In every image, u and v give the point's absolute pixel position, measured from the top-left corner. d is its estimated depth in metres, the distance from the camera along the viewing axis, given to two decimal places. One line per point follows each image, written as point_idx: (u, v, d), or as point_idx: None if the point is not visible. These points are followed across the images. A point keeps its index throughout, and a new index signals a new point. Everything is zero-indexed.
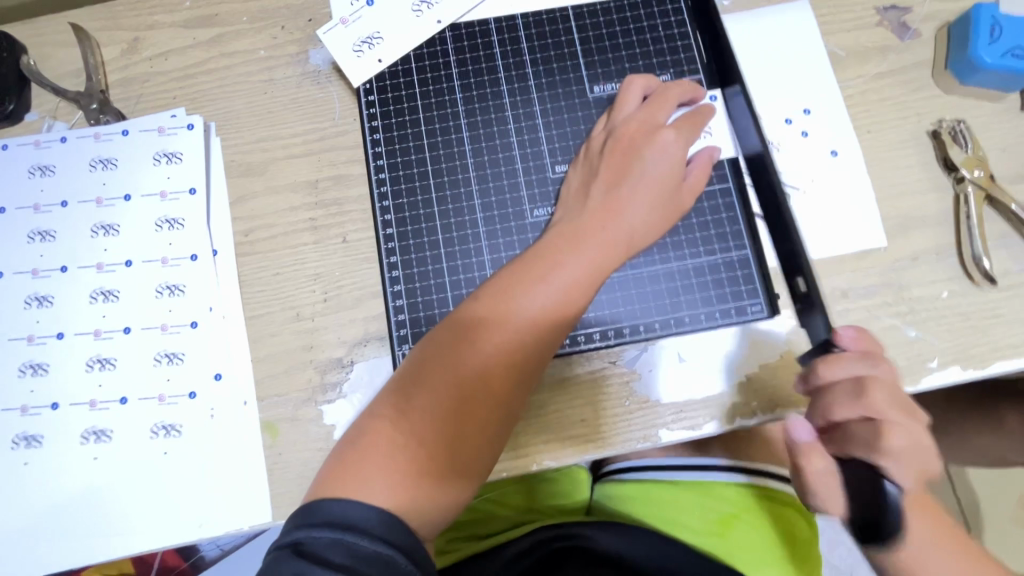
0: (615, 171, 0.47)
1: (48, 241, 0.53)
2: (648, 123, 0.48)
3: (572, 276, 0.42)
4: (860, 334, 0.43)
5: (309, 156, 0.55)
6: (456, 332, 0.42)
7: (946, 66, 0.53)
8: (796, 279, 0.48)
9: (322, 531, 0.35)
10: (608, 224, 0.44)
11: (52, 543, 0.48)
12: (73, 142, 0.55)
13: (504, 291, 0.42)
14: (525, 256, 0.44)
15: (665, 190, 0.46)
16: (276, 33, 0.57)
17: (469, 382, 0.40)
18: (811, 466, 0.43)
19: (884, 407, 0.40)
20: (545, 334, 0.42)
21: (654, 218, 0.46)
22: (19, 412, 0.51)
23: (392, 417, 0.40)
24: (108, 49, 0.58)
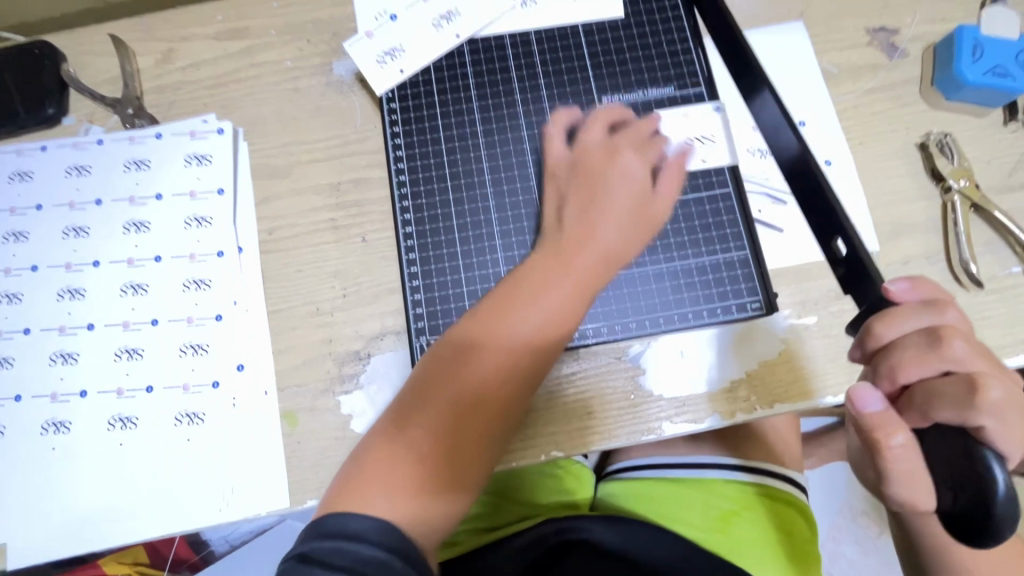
0: (585, 195, 0.50)
1: (82, 237, 0.56)
2: (611, 148, 0.52)
3: (557, 293, 0.46)
4: (917, 282, 0.38)
5: (331, 160, 0.58)
6: (442, 353, 0.44)
7: (933, 83, 0.56)
8: (835, 242, 0.44)
9: (327, 540, 0.37)
10: (587, 247, 0.48)
11: (78, 526, 0.50)
12: (109, 144, 0.58)
13: (494, 311, 0.45)
14: (506, 282, 0.47)
15: (641, 209, 0.51)
16: (302, 46, 0.61)
17: (463, 394, 0.43)
18: (888, 442, 0.34)
19: (967, 355, 0.35)
20: (540, 345, 0.45)
21: (627, 236, 0.50)
22: (49, 399, 0.53)
23: (387, 436, 0.42)
24: (143, 59, 0.61)
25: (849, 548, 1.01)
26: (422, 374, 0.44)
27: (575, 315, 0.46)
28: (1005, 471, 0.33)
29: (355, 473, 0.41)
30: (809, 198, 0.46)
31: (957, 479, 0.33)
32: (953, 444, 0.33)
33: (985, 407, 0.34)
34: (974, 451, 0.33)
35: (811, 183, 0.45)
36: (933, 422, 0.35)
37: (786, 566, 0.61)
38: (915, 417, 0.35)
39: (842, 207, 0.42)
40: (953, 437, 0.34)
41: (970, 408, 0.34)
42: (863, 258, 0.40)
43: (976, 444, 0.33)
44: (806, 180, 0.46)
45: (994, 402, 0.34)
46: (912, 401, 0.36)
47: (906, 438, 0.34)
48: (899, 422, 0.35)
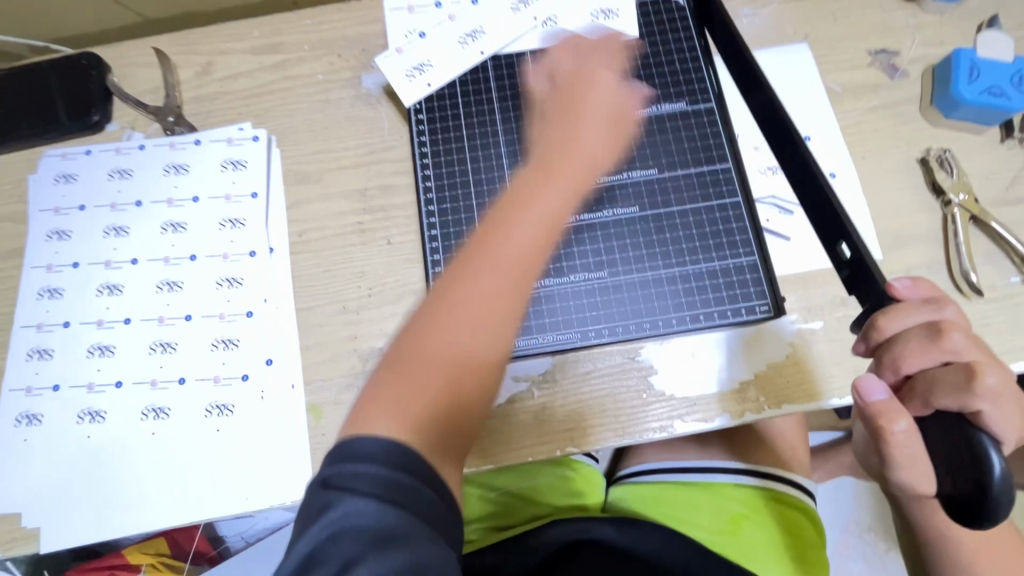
0: (566, 104, 0.53)
1: (121, 236, 0.59)
2: (588, 69, 0.56)
3: (547, 206, 0.47)
4: (917, 281, 0.40)
5: (359, 167, 0.61)
6: (451, 276, 0.45)
7: (932, 101, 0.59)
8: (839, 245, 0.46)
9: (347, 465, 0.37)
10: (574, 159, 0.50)
11: (111, 512, 0.52)
12: (150, 149, 0.62)
13: (487, 238, 0.46)
14: (500, 206, 0.48)
15: (613, 120, 0.54)
16: (333, 60, 0.64)
17: (470, 316, 0.44)
18: (892, 428, 0.36)
19: (965, 346, 0.37)
20: (528, 258, 0.46)
21: (607, 143, 0.53)
22: (86, 389, 0.55)
23: (403, 361, 0.43)
24: (183, 71, 0.65)
25: (857, 563, 1.01)
26: (435, 298, 0.45)
27: (559, 221, 0.47)
28: (1002, 458, 0.34)
29: (373, 400, 0.42)
30: (815, 206, 0.48)
31: (957, 462, 0.35)
32: (953, 431, 0.36)
33: (982, 394, 0.36)
34: (972, 435, 0.35)
35: (818, 191, 0.47)
36: (933, 409, 0.37)
37: (792, 568, 0.63)
38: (918, 404, 0.38)
39: (845, 213, 0.44)
40: (952, 424, 0.36)
41: (968, 394, 0.36)
42: (866, 255, 0.42)
43: (974, 429, 0.35)
44: (810, 185, 0.48)
45: (988, 387, 0.36)
46: (914, 389, 0.38)
47: (908, 424, 0.36)
48: (903, 411, 0.37)
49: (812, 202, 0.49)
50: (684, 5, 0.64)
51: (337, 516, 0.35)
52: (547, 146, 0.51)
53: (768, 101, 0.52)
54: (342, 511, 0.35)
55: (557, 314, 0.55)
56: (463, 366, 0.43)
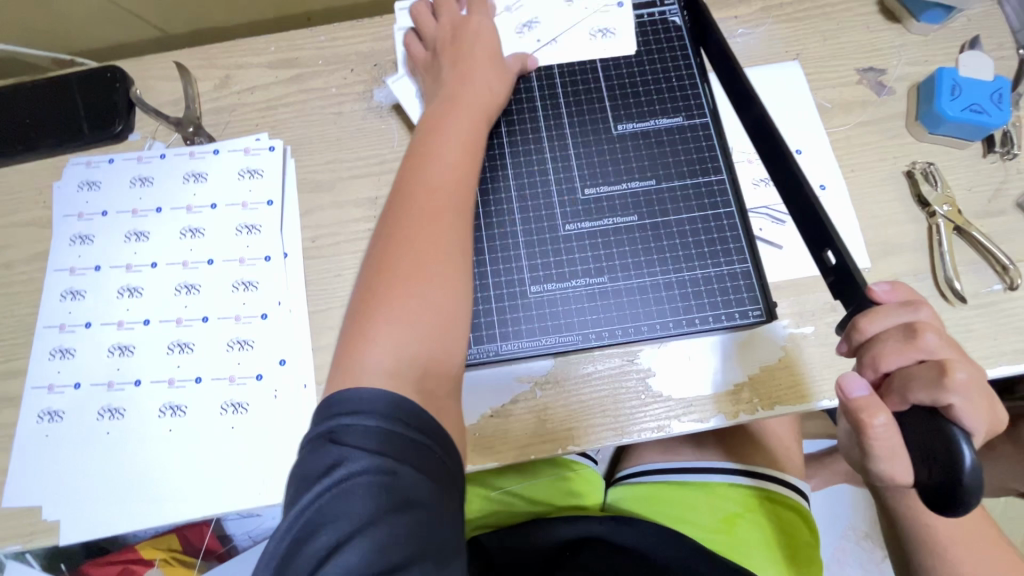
0: (454, 58, 0.60)
1: (142, 240, 0.62)
2: (459, 21, 0.63)
3: (454, 133, 0.54)
4: (895, 285, 0.42)
5: (370, 177, 0.64)
6: (388, 218, 0.50)
7: (917, 118, 0.62)
8: (825, 252, 0.49)
9: (350, 420, 0.39)
10: (467, 95, 0.57)
11: (130, 506, 0.54)
12: (171, 158, 0.64)
13: (405, 178, 0.51)
14: (410, 152, 0.54)
15: (500, 57, 0.61)
16: (346, 75, 0.67)
17: (414, 234, 0.48)
18: (872, 422, 0.38)
19: (938, 344, 0.39)
20: (454, 172, 0.52)
21: (498, 79, 0.60)
22: (106, 387, 0.58)
23: (365, 294, 0.47)
24: (203, 84, 0.68)
25: (854, 570, 1.02)
26: (378, 236, 0.49)
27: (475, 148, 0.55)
28: (971, 449, 0.36)
29: (351, 339, 0.45)
30: (803, 216, 0.51)
31: (932, 453, 0.37)
32: (930, 427, 0.38)
33: (956, 391, 0.38)
34: (944, 427, 0.37)
35: (805, 203, 0.50)
36: (909, 404, 0.39)
37: (786, 567, 0.64)
38: (896, 400, 0.40)
39: (831, 222, 0.46)
40: (927, 419, 0.38)
41: (943, 391, 0.38)
42: (848, 263, 0.45)
43: (947, 422, 0.37)
44: (797, 194, 0.51)
45: (961, 383, 0.38)
46: (891, 385, 0.40)
47: (887, 418, 0.38)
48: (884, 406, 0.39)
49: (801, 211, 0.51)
50: (680, 24, 0.67)
51: (347, 473, 0.37)
52: (448, 91, 0.58)
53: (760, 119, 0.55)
54: (351, 469, 0.37)
55: (558, 318, 0.57)
56: (421, 273, 0.47)
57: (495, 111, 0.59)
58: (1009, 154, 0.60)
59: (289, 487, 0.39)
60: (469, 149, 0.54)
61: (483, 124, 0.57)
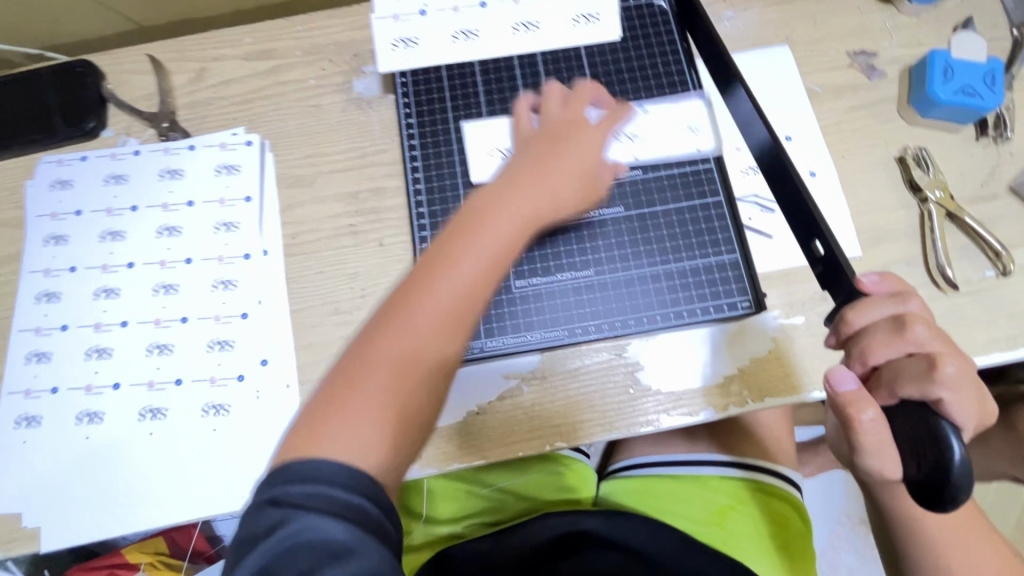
0: (546, 146, 0.52)
1: (118, 240, 0.60)
2: (575, 117, 0.54)
3: (506, 225, 0.46)
4: (884, 277, 0.43)
5: (351, 171, 0.62)
6: (407, 289, 0.43)
7: (909, 101, 0.61)
8: (814, 242, 0.47)
9: (294, 487, 0.36)
10: (540, 185, 0.49)
11: (111, 509, 0.53)
12: (145, 155, 0.63)
13: (438, 249, 0.45)
14: (458, 220, 0.47)
15: (594, 168, 0.53)
16: (325, 66, 0.65)
17: (420, 328, 0.42)
18: (861, 418, 0.38)
19: (927, 336, 0.38)
20: (490, 267, 0.44)
21: (580, 189, 0.51)
22: (84, 391, 0.56)
23: (351, 361, 0.41)
24: (177, 77, 0.66)
25: (848, 556, 1.03)
26: (388, 305, 0.43)
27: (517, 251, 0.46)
28: (962, 444, 0.36)
29: (319, 405, 0.40)
30: (792, 206, 0.50)
31: (922, 448, 0.37)
32: (919, 421, 0.37)
33: (944, 383, 0.37)
34: (932, 421, 0.37)
35: (794, 193, 0.48)
36: (898, 398, 0.39)
37: (778, 558, 0.64)
38: (885, 395, 0.39)
39: (819, 212, 0.45)
40: (916, 414, 0.38)
41: (931, 384, 0.37)
42: (836, 253, 0.43)
43: (937, 416, 0.37)
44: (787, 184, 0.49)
45: (951, 377, 0.37)
46: (880, 379, 0.39)
47: (876, 413, 0.38)
48: (870, 401, 0.38)
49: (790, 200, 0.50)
50: (667, 9, 0.66)
51: (291, 533, 0.35)
52: (518, 171, 0.50)
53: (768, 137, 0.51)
54: (295, 529, 0.35)
55: (544, 313, 0.56)
56: (409, 368, 0.41)
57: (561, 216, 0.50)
58: (1002, 138, 0.59)
59: (233, 548, 0.37)
60: (510, 252, 0.46)
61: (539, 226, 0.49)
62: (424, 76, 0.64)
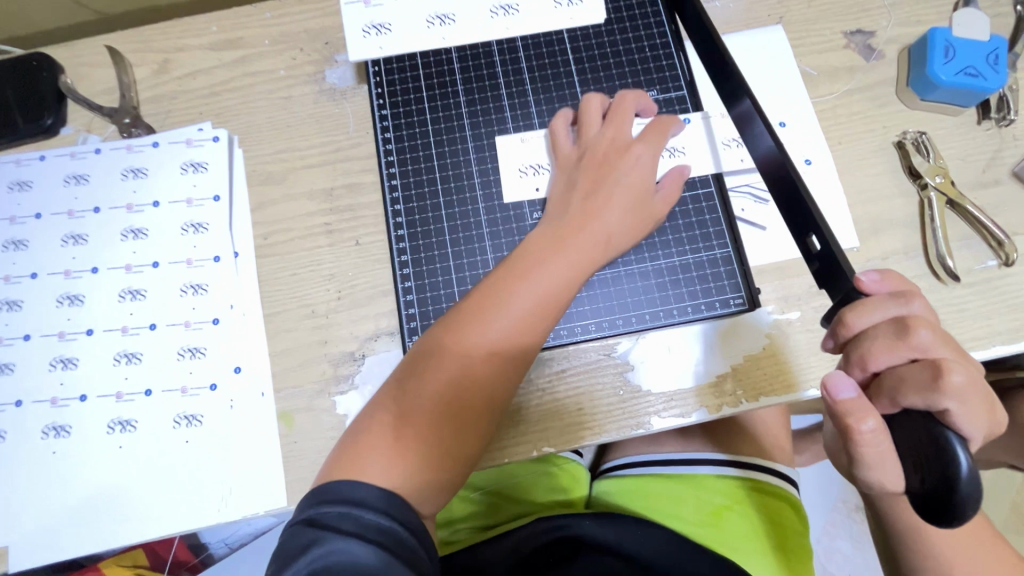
0: (592, 181, 0.51)
1: (80, 244, 0.57)
2: (626, 145, 0.53)
3: (549, 276, 0.47)
4: (886, 275, 0.42)
5: (324, 166, 0.59)
6: (452, 328, 0.46)
7: (908, 83, 0.58)
8: (810, 237, 0.45)
9: (331, 508, 0.39)
10: (587, 231, 0.49)
11: (81, 527, 0.51)
12: (106, 153, 0.59)
13: (486, 289, 0.47)
14: (508, 260, 0.49)
15: (642, 205, 0.52)
16: (295, 55, 0.62)
17: (462, 369, 0.45)
18: (860, 428, 0.36)
19: (931, 342, 0.36)
20: (536, 314, 0.46)
21: (627, 225, 0.51)
22: (49, 404, 0.54)
23: (402, 391, 0.45)
24: (139, 70, 0.62)
25: (846, 543, 1.02)
26: (433, 342, 0.46)
27: (560, 299, 0.47)
28: (968, 457, 0.34)
29: (371, 423, 0.44)
30: (784, 197, 0.48)
31: (925, 460, 0.35)
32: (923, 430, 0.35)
33: (951, 391, 0.35)
34: (937, 432, 0.35)
35: (787, 184, 0.46)
36: (901, 407, 0.37)
37: (776, 559, 0.63)
38: (886, 402, 0.37)
39: (815, 206, 0.43)
40: (919, 425, 0.36)
41: (936, 392, 0.35)
42: (833, 249, 0.41)
43: (942, 427, 0.35)
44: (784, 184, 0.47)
45: (958, 387, 0.35)
46: (881, 387, 0.37)
47: (877, 424, 0.36)
48: (871, 409, 0.36)
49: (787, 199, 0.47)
50: None
51: (323, 553, 0.36)
52: (562, 213, 0.51)
53: (774, 149, 0.47)
54: (327, 549, 0.36)
55: None
56: (451, 404, 0.44)
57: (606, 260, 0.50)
58: (1005, 120, 0.57)
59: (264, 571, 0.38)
60: (552, 301, 0.47)
61: (585, 273, 0.49)
62: (399, 64, 0.61)
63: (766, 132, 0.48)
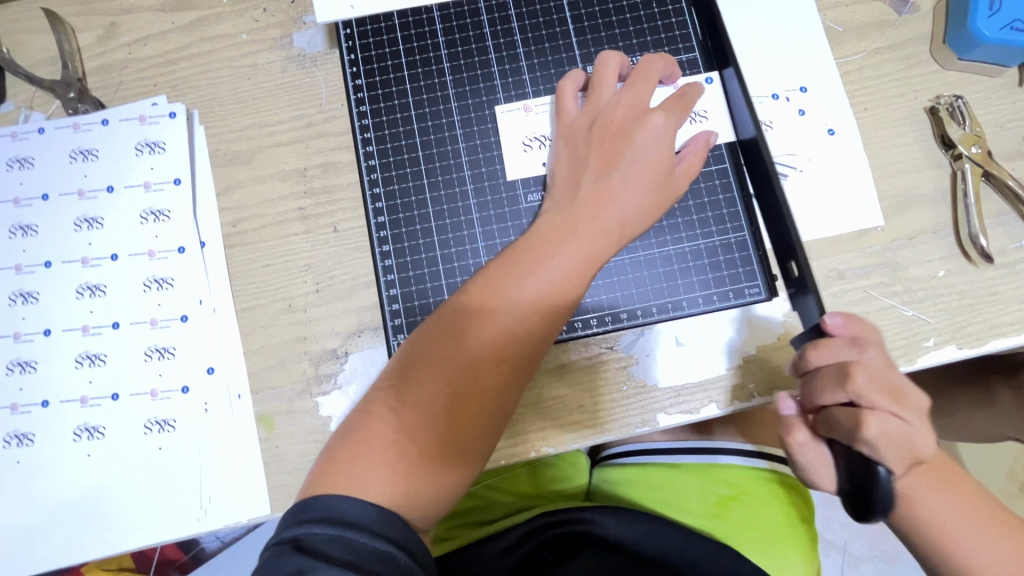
0: (605, 155, 0.45)
1: (29, 236, 0.52)
2: (644, 111, 0.47)
3: (559, 266, 0.42)
4: (848, 318, 0.41)
5: (295, 144, 0.53)
6: (451, 323, 0.42)
7: (944, 40, 0.52)
8: (790, 263, 0.47)
9: (321, 528, 0.36)
10: (601, 216, 0.44)
11: (52, 541, 0.48)
12: (52, 132, 0.53)
13: (488, 283, 0.42)
14: (514, 248, 0.44)
15: (662, 181, 0.46)
16: (258, 16, 0.55)
17: (464, 369, 0.41)
18: (789, 437, 0.43)
19: (865, 390, 0.38)
20: (545, 311, 0.42)
21: (646, 205, 0.45)
22: (9, 410, 0.50)
23: (396, 393, 0.41)
24: (83, 36, 0.55)
25: (843, 511, 0.93)
26: (430, 338, 0.42)
27: (571, 290, 0.43)
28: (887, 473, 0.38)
29: (361, 429, 0.40)
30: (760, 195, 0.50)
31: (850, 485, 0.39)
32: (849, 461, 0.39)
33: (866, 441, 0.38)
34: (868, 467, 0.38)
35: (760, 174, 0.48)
36: (836, 442, 0.40)
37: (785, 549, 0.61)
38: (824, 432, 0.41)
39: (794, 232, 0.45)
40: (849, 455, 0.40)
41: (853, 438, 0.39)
42: (807, 279, 0.44)
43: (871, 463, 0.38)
44: (767, 195, 0.48)
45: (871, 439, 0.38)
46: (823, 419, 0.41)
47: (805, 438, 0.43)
48: (802, 427, 0.43)
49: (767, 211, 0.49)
50: None
51: None
52: (571, 193, 0.45)
53: (752, 130, 0.48)
54: None
55: None
56: (451, 408, 0.40)
57: (622, 245, 0.45)
58: None
59: None
60: (561, 292, 0.42)
61: (599, 261, 0.44)
62: (373, 26, 0.54)
63: (749, 113, 0.48)
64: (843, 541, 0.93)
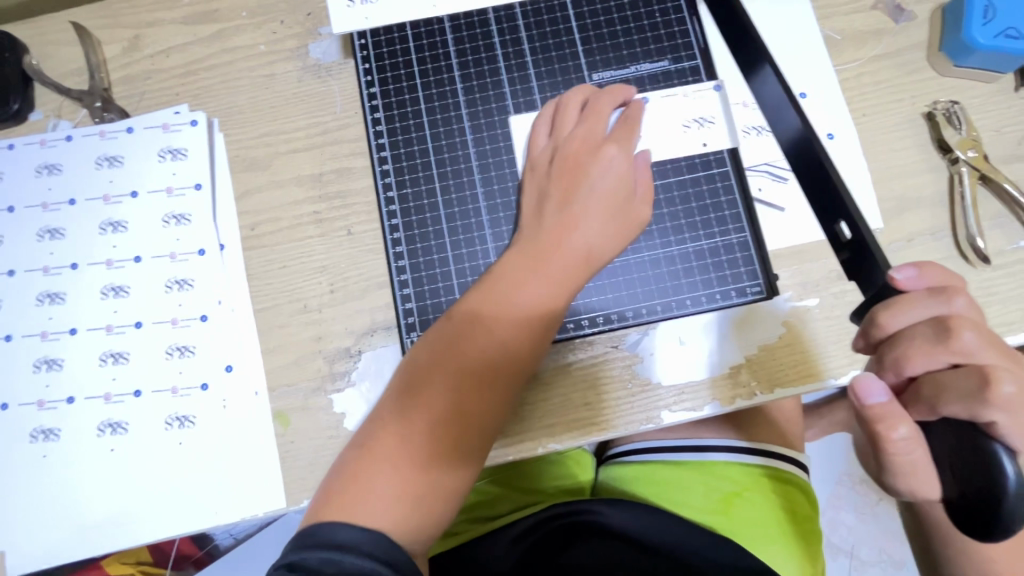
0: (567, 188, 0.48)
1: (57, 239, 0.54)
2: (599, 143, 0.49)
3: (524, 297, 0.44)
4: (923, 268, 0.40)
5: (310, 150, 0.55)
6: (422, 359, 0.44)
7: (940, 48, 0.53)
8: (840, 226, 0.45)
9: (314, 551, 0.37)
10: (565, 246, 0.46)
11: (74, 533, 0.50)
12: (79, 140, 0.56)
13: (456, 319, 0.44)
14: (482, 285, 0.46)
15: (621, 204, 0.48)
16: (275, 28, 0.57)
17: (437, 399, 0.42)
18: (890, 434, 0.38)
19: (977, 348, 0.37)
20: (515, 339, 0.44)
21: (609, 230, 0.47)
22: (36, 406, 0.52)
23: (378, 428, 0.42)
24: (109, 47, 0.58)
25: (849, 516, 0.93)
26: (403, 374, 0.44)
27: (540, 316, 0.44)
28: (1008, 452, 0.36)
29: (347, 464, 0.42)
30: (807, 176, 0.47)
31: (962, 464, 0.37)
32: (959, 437, 0.37)
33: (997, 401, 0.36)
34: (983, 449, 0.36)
35: (814, 159, 0.45)
36: (939, 415, 0.38)
37: (786, 543, 0.62)
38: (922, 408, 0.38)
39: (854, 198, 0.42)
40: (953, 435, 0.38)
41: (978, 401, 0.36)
42: (865, 238, 0.42)
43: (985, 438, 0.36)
44: (812, 173, 0.46)
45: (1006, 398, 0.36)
46: (920, 392, 0.38)
47: (908, 431, 0.38)
48: (898, 416, 0.38)
49: (813, 189, 0.47)
50: None
51: None
52: (537, 228, 0.47)
53: (797, 124, 0.46)
54: None
55: None
56: (431, 437, 0.42)
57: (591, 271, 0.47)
58: None
59: None
60: (528, 319, 0.44)
61: (566, 288, 0.45)
62: (387, 35, 0.56)
63: (789, 106, 0.47)
64: (849, 546, 0.93)
